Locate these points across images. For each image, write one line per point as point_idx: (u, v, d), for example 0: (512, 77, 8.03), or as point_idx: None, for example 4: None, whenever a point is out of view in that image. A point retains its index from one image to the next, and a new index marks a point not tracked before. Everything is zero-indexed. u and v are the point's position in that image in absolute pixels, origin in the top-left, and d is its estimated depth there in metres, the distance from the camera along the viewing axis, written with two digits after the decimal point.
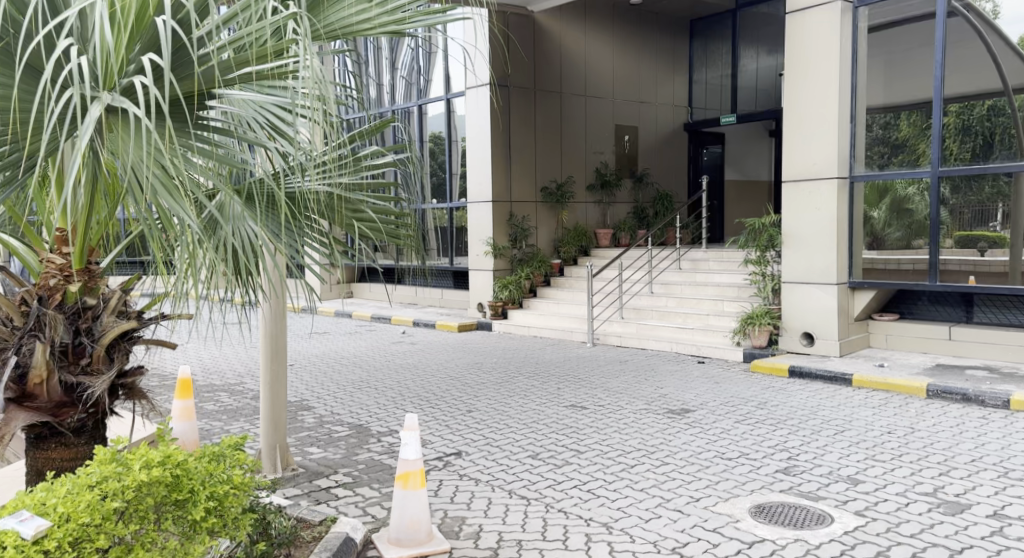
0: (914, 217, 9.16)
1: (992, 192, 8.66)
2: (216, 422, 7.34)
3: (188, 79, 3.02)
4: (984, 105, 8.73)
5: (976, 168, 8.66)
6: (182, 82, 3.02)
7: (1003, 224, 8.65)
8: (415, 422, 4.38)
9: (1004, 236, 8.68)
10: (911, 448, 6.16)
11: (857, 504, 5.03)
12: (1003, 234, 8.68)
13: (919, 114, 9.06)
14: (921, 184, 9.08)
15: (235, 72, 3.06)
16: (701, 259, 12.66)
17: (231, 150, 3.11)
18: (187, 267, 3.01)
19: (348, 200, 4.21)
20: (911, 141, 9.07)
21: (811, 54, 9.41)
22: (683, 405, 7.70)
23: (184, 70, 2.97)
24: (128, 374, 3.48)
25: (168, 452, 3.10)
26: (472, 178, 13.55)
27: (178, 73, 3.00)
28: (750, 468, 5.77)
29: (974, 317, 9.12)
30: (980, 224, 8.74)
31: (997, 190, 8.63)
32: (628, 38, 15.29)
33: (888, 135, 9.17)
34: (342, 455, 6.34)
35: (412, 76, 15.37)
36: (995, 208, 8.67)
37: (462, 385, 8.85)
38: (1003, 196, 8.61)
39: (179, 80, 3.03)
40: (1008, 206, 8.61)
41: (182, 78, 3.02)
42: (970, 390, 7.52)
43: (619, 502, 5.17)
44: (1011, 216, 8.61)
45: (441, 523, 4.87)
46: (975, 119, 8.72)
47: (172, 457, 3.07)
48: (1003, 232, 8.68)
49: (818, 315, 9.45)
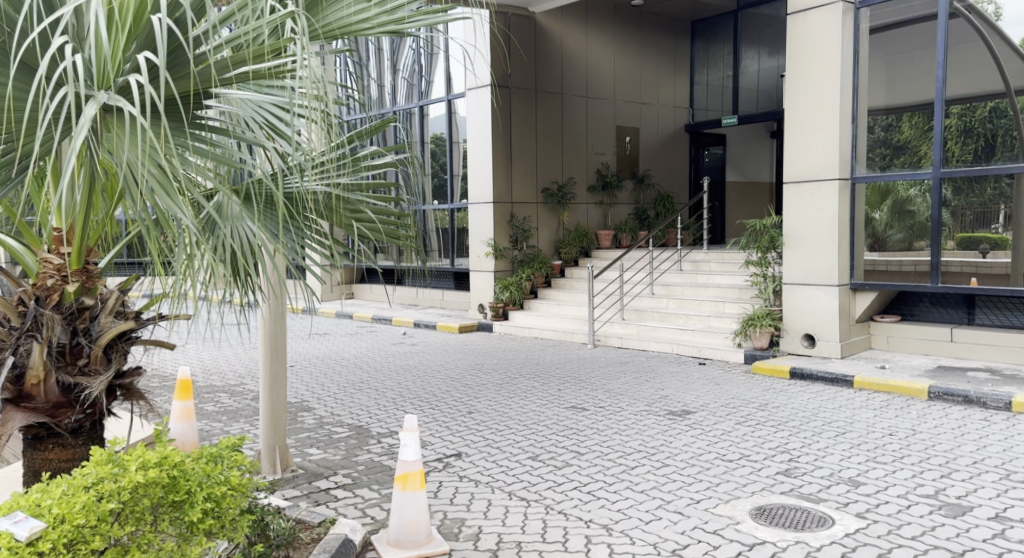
0: (915, 219, 9.14)
1: (995, 194, 8.63)
2: (216, 423, 7.34)
3: (184, 78, 3.00)
4: (986, 106, 8.73)
5: (978, 170, 8.63)
6: (178, 82, 3.00)
7: (1006, 225, 8.63)
8: (415, 423, 4.36)
9: (1006, 238, 8.65)
10: (913, 450, 6.14)
11: (858, 506, 5.01)
12: (1005, 235, 8.65)
13: (921, 115, 9.03)
14: (923, 186, 9.05)
15: (232, 72, 3.03)
16: (703, 260, 12.65)
17: (228, 150, 3.10)
18: (185, 267, 2.99)
19: (349, 201, 4.20)
20: (913, 143, 9.05)
21: (812, 55, 9.40)
22: (683, 407, 7.68)
23: (179, 70, 2.95)
24: (125, 375, 3.47)
25: (164, 453, 3.09)
26: (473, 179, 13.55)
27: (174, 72, 2.99)
28: (751, 470, 5.75)
29: (976, 319, 9.10)
30: (982, 225, 8.71)
31: (999, 192, 8.60)
32: (629, 39, 15.27)
33: (890, 137, 9.15)
34: (342, 455, 6.33)
35: (413, 77, 15.38)
36: (997, 209, 8.64)
37: (462, 386, 8.85)
38: (1005, 197, 8.59)
39: (175, 79, 3.01)
40: (1009, 208, 8.59)
41: (178, 78, 3.01)
42: (972, 392, 7.50)
43: (619, 504, 5.15)
44: (1012, 218, 8.59)
45: (440, 525, 4.85)
46: (977, 120, 8.71)
47: (169, 459, 3.06)
48: (1005, 233, 8.65)
49: (819, 316, 9.43)
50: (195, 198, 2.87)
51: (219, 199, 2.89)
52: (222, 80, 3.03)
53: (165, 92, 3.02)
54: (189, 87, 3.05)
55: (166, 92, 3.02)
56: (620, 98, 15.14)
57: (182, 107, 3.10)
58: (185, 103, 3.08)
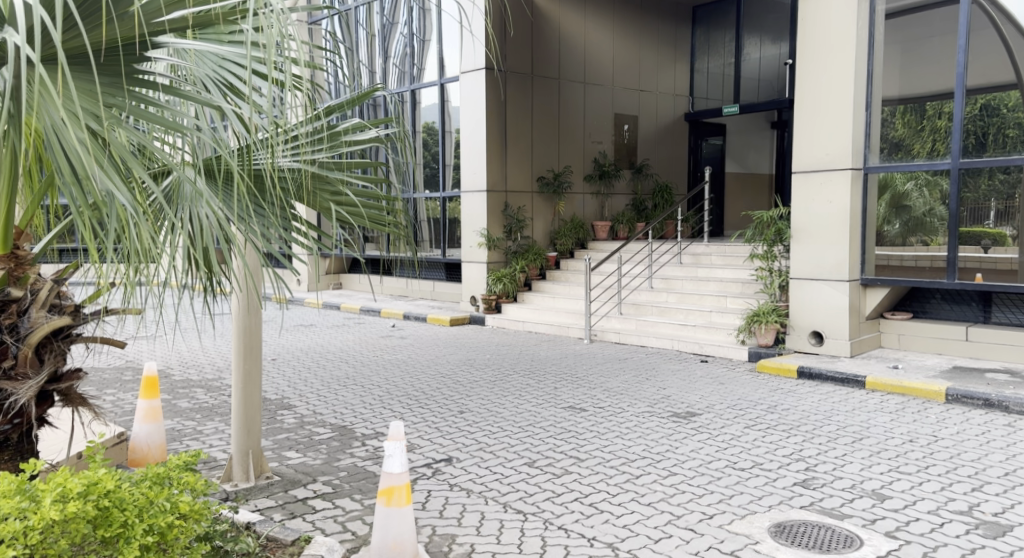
0: (912, 214, 8.72)
1: (989, 190, 8.29)
2: (189, 422, 6.84)
3: (100, 27, 2.52)
4: (977, 102, 8.33)
5: (972, 163, 8.31)
6: (94, 32, 2.51)
7: (999, 221, 8.24)
8: (401, 431, 3.89)
9: (1004, 233, 8.23)
10: (937, 459, 5.71)
11: (886, 523, 4.57)
12: (1003, 230, 8.23)
13: (912, 110, 8.68)
14: (919, 180, 8.67)
15: (165, 15, 2.58)
16: (704, 253, 12.19)
17: (174, 112, 2.63)
18: (137, 258, 2.54)
19: (327, 181, 3.74)
20: (908, 141, 8.68)
21: (828, 42, 8.91)
22: (688, 408, 7.23)
23: (95, 18, 2.47)
24: (63, 378, 3.02)
25: (93, 479, 2.61)
26: (466, 167, 13.04)
27: (89, 21, 2.50)
28: (766, 481, 5.31)
29: (991, 318, 8.68)
30: (975, 221, 8.37)
31: (994, 188, 8.25)
32: (628, 19, 14.73)
33: (885, 134, 8.81)
34: (322, 460, 5.86)
35: (405, 63, 14.81)
36: (988, 206, 8.29)
37: (454, 383, 8.36)
38: (999, 193, 8.23)
39: (89, 28, 2.53)
40: (1013, 205, 8.18)
41: (92, 26, 2.52)
42: (993, 395, 7.07)
43: (625, 519, 4.70)
44: (1012, 210, 8.18)
45: (428, 542, 4.40)
46: (967, 118, 8.36)
47: (98, 486, 2.58)
48: (1003, 228, 8.24)
49: (828, 313, 8.99)
50: (135, 166, 2.44)
51: (174, 166, 2.47)
52: (154, 25, 2.57)
53: (79, 43, 2.54)
54: (109, 37, 2.54)
55: (79, 43, 2.53)
56: (618, 85, 14.65)
57: (105, 62, 2.62)
58: (106, 55, 2.60)
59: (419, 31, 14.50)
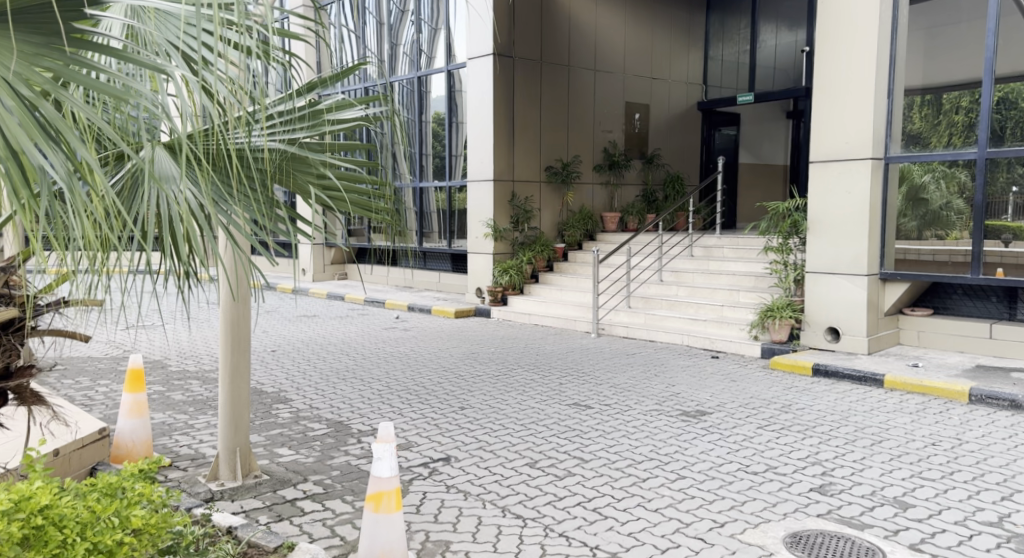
0: (929, 207, 8.44)
1: (1006, 183, 7.98)
2: (180, 415, 6.60)
3: None
4: (997, 92, 7.99)
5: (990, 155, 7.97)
6: None
7: (1016, 215, 7.96)
8: (390, 433, 3.59)
9: None
10: (963, 465, 5.40)
11: (910, 535, 4.28)
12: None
13: (929, 102, 8.37)
14: (936, 171, 8.36)
15: None
16: (716, 246, 11.84)
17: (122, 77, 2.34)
18: (86, 245, 2.28)
19: (308, 163, 3.50)
20: (926, 134, 8.36)
21: (849, 29, 8.54)
22: (697, 407, 6.93)
23: None
24: (14, 375, 2.86)
25: (25, 497, 2.38)
26: (473, 153, 12.72)
27: None
28: (780, 486, 5.02)
29: (1016, 316, 8.35)
30: (991, 215, 8.06)
31: (1011, 181, 7.95)
32: (640, 5, 14.40)
33: (900, 127, 8.48)
34: (314, 458, 5.59)
35: (414, 50, 14.50)
36: (1005, 200, 7.98)
37: (456, 378, 8.09)
38: (1018, 186, 7.92)
39: None
40: None
41: None
42: (1019, 396, 6.75)
43: (630, 527, 4.42)
44: None
45: (421, 549, 4.13)
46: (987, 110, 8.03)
47: (31, 503, 2.36)
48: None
49: (845, 308, 8.66)
50: (76, 143, 2.17)
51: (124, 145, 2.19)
52: None
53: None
54: None
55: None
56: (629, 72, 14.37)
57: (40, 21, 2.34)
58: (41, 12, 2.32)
59: (428, 17, 14.18)
